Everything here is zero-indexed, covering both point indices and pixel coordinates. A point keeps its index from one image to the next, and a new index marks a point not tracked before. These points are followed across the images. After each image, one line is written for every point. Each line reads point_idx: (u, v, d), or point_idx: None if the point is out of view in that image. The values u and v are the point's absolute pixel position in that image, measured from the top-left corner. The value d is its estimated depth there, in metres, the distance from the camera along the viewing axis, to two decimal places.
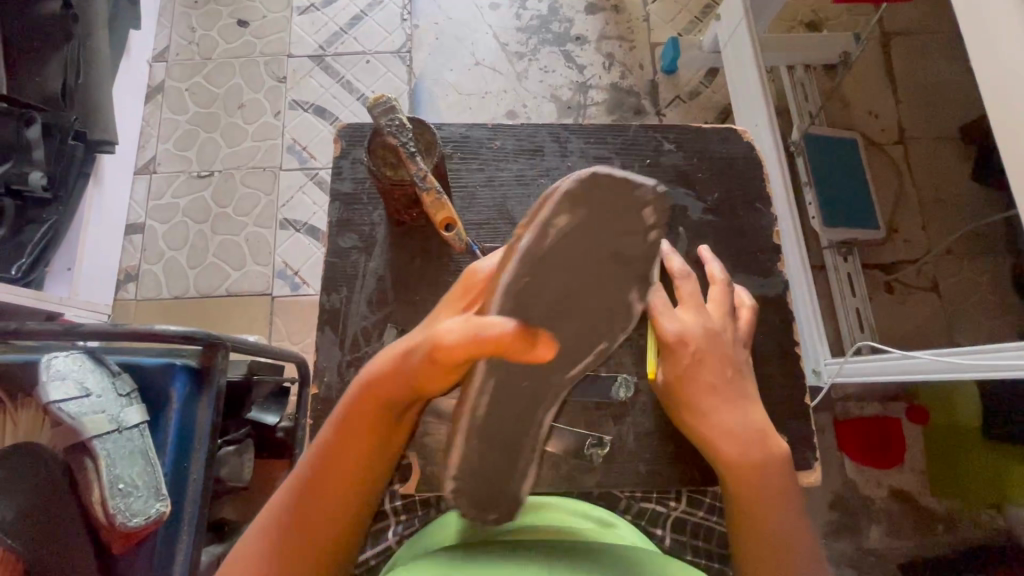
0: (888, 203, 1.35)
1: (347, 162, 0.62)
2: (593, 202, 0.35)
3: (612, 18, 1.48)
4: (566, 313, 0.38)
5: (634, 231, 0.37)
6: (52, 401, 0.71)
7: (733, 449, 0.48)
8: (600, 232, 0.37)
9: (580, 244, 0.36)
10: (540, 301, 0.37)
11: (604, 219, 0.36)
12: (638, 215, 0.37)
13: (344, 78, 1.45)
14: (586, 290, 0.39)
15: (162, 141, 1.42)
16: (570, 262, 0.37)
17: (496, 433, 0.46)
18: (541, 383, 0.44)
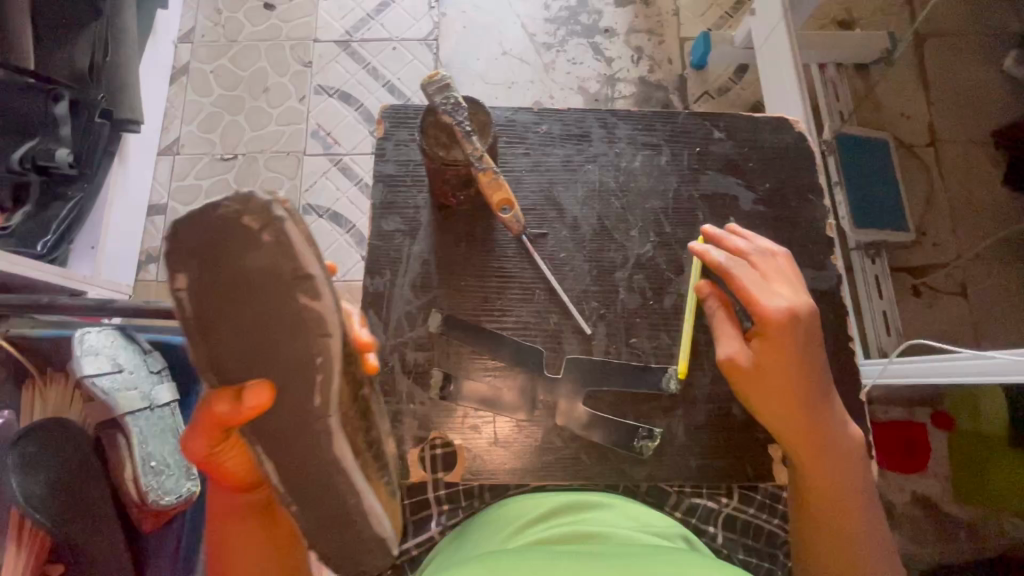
0: (918, 206, 1.33)
1: (391, 144, 0.61)
2: (186, 257, 0.38)
3: (641, 11, 1.46)
4: (259, 348, 0.41)
5: (246, 251, 0.38)
6: (85, 374, 0.69)
7: (823, 441, 0.50)
8: (223, 270, 0.39)
9: (223, 289, 0.39)
10: (228, 347, 0.42)
11: (209, 261, 0.38)
12: (242, 236, 0.38)
13: (370, 64, 1.44)
14: (264, 316, 0.41)
15: (186, 123, 1.42)
16: (227, 307, 0.40)
17: (305, 480, 0.46)
18: (304, 415, 0.44)
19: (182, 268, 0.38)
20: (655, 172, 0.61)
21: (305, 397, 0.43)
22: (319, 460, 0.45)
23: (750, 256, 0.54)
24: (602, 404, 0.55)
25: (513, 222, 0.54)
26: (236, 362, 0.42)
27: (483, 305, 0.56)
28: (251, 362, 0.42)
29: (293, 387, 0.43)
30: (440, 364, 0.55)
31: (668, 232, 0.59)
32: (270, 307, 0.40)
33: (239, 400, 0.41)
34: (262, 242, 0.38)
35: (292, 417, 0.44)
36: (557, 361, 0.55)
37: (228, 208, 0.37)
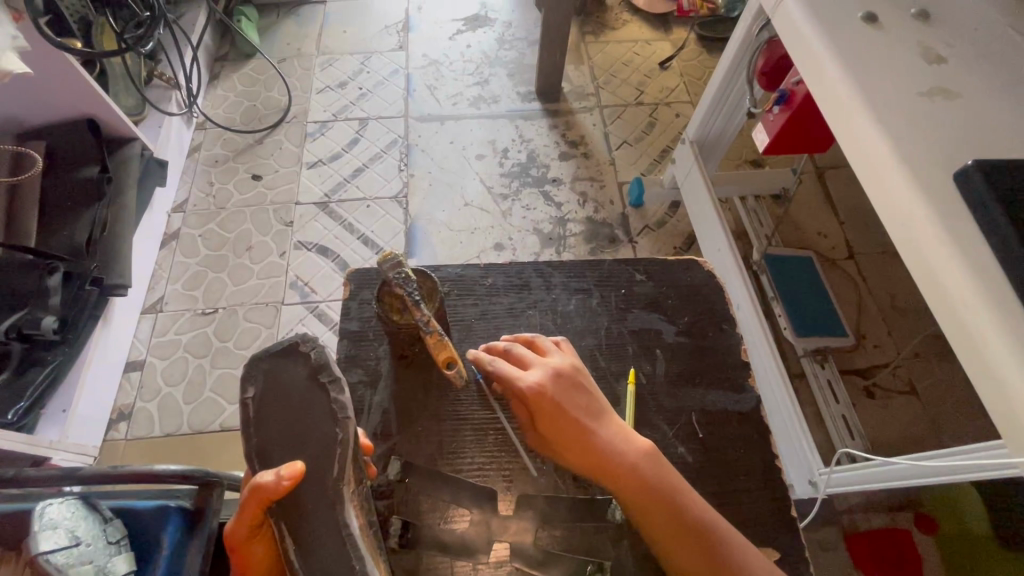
0: (853, 313, 1.45)
1: (355, 303, 0.69)
2: (257, 373, 0.52)
3: (582, 163, 1.70)
4: (294, 436, 0.50)
5: (295, 365, 0.53)
6: (40, 552, 0.67)
7: (654, 525, 0.51)
8: (279, 379, 0.52)
9: (275, 395, 0.51)
10: (274, 440, 0.50)
11: (271, 375, 0.52)
12: (298, 355, 0.53)
13: (346, 220, 1.60)
14: (302, 409, 0.51)
15: (171, 283, 1.52)
16: (277, 406, 0.51)
17: (318, 561, 0.47)
18: (322, 487, 0.49)
19: (253, 382, 0.52)
20: (587, 313, 0.70)
21: (327, 470, 0.49)
22: (328, 539, 0.48)
23: (523, 357, 0.59)
24: (555, 540, 0.57)
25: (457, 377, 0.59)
26: (275, 449, 0.50)
27: (438, 450, 0.60)
28: (291, 447, 0.50)
29: (319, 466, 0.49)
30: (399, 512, 0.57)
31: (603, 366, 0.66)
32: (302, 403, 0.51)
33: (279, 471, 0.47)
34: (309, 359, 0.53)
35: (316, 491, 0.49)
36: (509, 499, 0.58)
37: (293, 338, 0.53)
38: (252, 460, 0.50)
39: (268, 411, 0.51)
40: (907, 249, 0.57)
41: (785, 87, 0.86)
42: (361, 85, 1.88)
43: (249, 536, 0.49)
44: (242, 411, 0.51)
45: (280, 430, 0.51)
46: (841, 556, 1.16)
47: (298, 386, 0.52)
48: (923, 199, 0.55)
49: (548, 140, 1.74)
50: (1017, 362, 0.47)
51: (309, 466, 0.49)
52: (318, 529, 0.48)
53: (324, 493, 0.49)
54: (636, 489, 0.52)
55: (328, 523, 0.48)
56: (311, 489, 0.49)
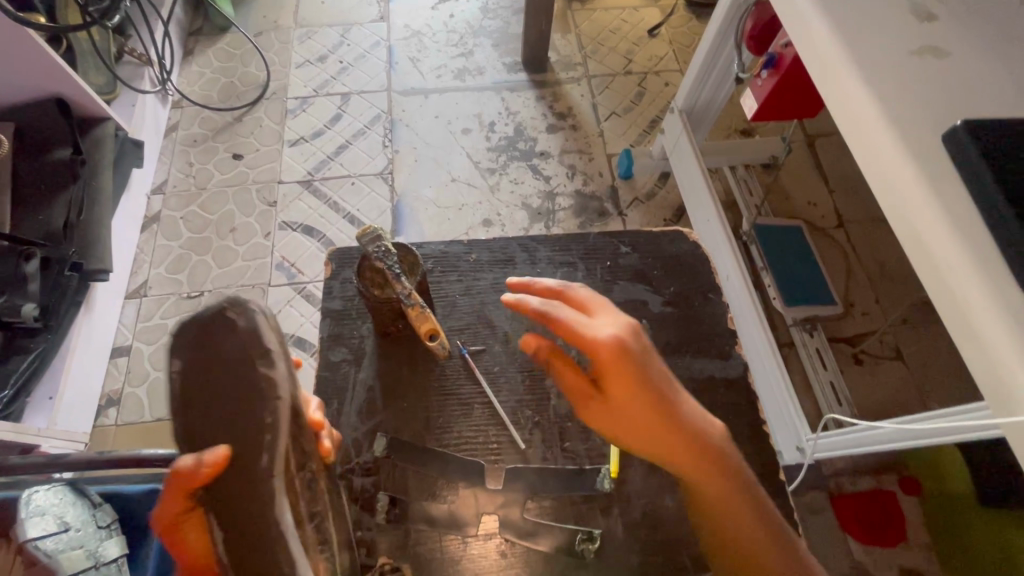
0: (841, 282, 1.46)
1: (337, 282, 0.68)
2: (184, 351, 0.52)
3: (570, 135, 1.67)
4: (221, 418, 0.50)
5: (224, 337, 0.52)
6: (28, 539, 0.67)
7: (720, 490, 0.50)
8: (207, 354, 0.51)
9: (202, 374, 0.51)
10: (202, 422, 0.50)
11: (198, 350, 0.52)
12: (225, 325, 0.52)
13: (331, 199, 1.57)
14: (231, 389, 0.51)
15: (154, 267, 1.49)
16: (202, 386, 0.51)
17: (244, 551, 0.47)
18: (250, 475, 0.48)
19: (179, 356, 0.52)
20: (573, 285, 0.69)
21: (255, 456, 0.49)
22: (257, 527, 0.47)
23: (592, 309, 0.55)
24: (544, 510, 0.57)
25: (440, 347, 0.59)
26: (207, 425, 0.50)
27: (424, 426, 0.60)
28: (219, 430, 0.50)
29: (248, 449, 0.49)
30: (386, 488, 0.57)
31: None
32: (230, 382, 0.51)
33: (201, 456, 0.47)
34: (237, 328, 0.52)
35: (244, 478, 0.48)
36: (498, 472, 0.58)
37: (218, 304, 0.52)
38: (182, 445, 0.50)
39: (195, 392, 0.51)
40: (894, 211, 0.56)
41: (773, 51, 0.84)
42: (341, 58, 1.82)
43: (179, 524, 0.49)
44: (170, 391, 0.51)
45: (210, 413, 0.50)
46: (828, 518, 1.19)
47: (224, 362, 0.51)
48: (911, 160, 0.54)
49: (535, 113, 1.71)
50: (1002, 323, 0.47)
51: (236, 450, 0.49)
52: (249, 514, 0.48)
53: (251, 479, 0.48)
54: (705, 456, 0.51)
55: (257, 511, 0.48)
56: (238, 474, 0.48)
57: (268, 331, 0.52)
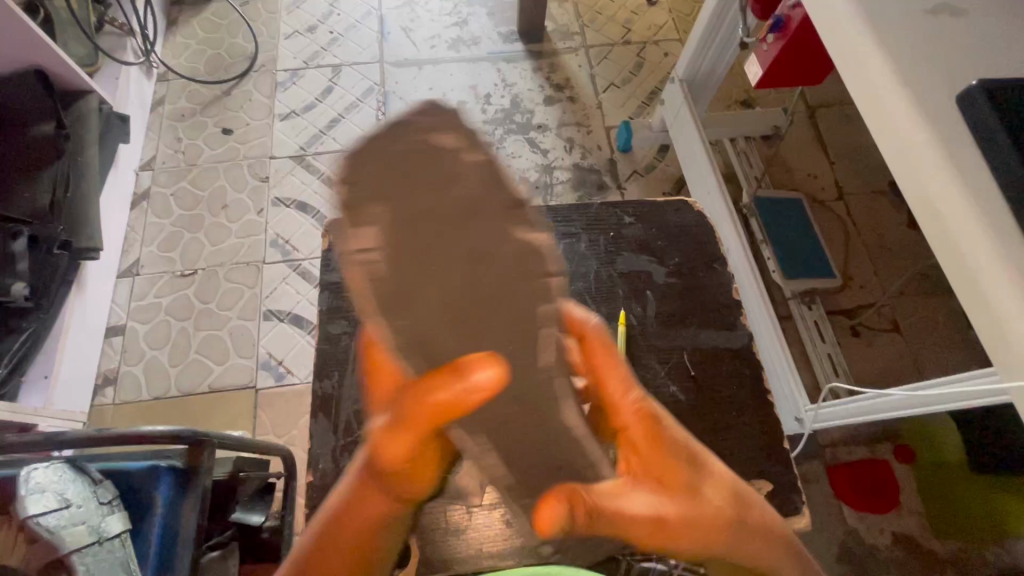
0: (840, 255, 1.45)
1: (335, 254, 0.66)
2: (381, 181, 0.38)
3: (568, 107, 1.63)
4: (494, 306, 0.38)
5: (466, 164, 0.40)
6: (29, 515, 0.67)
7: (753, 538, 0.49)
8: (432, 200, 0.38)
9: (410, 231, 0.38)
10: (411, 304, 0.38)
11: (414, 184, 0.39)
12: (444, 152, 0.40)
13: (325, 174, 1.54)
14: (491, 243, 0.39)
15: (146, 245, 1.46)
16: (429, 239, 0.38)
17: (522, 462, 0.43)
18: (522, 382, 0.41)
19: (366, 202, 0.38)
20: (576, 256, 0.68)
21: (531, 356, 0.40)
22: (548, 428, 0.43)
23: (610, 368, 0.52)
24: None
25: None
26: (420, 307, 0.38)
27: None
28: (444, 312, 0.37)
29: (527, 343, 0.40)
30: None
31: (593, 309, 0.65)
32: (488, 234, 0.39)
33: (474, 377, 0.37)
34: (488, 159, 0.41)
35: (521, 380, 0.40)
36: None
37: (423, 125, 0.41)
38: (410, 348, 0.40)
39: (412, 239, 0.38)
40: (905, 176, 0.55)
41: (781, 13, 0.81)
42: (332, 28, 1.76)
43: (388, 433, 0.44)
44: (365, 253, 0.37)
45: (457, 285, 0.38)
46: (824, 487, 1.21)
47: (436, 203, 0.38)
48: (924, 122, 0.53)
49: (532, 84, 1.66)
50: (1013, 287, 0.47)
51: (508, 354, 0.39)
52: (528, 426, 0.42)
53: (525, 386, 0.41)
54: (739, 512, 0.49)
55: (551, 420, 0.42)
56: (516, 376, 0.40)
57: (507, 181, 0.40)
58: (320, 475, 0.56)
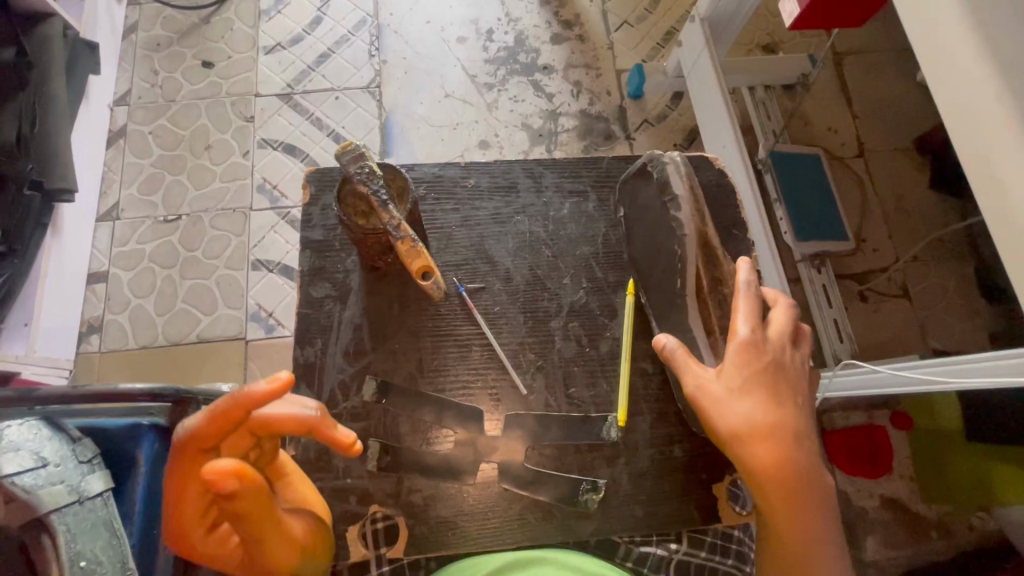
0: (855, 216, 1.39)
1: (318, 208, 0.60)
2: (624, 197, 0.61)
3: (577, 46, 1.51)
4: (650, 256, 0.57)
5: (647, 184, 0.57)
6: (3, 475, 0.63)
7: (779, 495, 0.45)
8: (637, 198, 0.58)
9: (636, 213, 0.59)
10: (637, 255, 0.59)
11: (630, 200, 0.60)
12: (646, 176, 0.57)
13: (313, 115, 1.44)
14: (653, 224, 0.56)
15: (126, 187, 1.38)
16: (637, 221, 0.58)
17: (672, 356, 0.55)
18: (664, 303, 0.56)
19: (620, 205, 0.62)
20: (582, 216, 0.62)
21: (672, 281, 0.54)
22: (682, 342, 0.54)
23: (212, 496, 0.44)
24: (545, 459, 0.53)
25: (434, 287, 0.54)
26: (640, 255, 0.58)
27: (418, 369, 0.55)
28: (650, 256, 0.57)
29: (667, 280, 0.55)
30: (376, 435, 0.53)
31: (600, 276, 0.60)
32: (652, 219, 0.56)
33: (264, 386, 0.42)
34: (653, 178, 0.56)
35: (664, 303, 0.56)
36: (496, 419, 0.54)
37: (644, 159, 0.58)
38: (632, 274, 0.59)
39: (633, 225, 0.59)
40: (972, 149, 0.51)
41: None
42: None
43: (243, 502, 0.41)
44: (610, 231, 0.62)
45: (643, 247, 0.58)
46: None
47: (642, 202, 0.58)
48: (1001, 86, 0.47)
49: (539, 20, 1.53)
50: None
51: (664, 280, 0.55)
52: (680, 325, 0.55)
53: (665, 307, 0.56)
54: (775, 466, 0.45)
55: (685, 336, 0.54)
56: (661, 297, 0.56)
57: (676, 178, 0.54)
58: (302, 447, 0.53)
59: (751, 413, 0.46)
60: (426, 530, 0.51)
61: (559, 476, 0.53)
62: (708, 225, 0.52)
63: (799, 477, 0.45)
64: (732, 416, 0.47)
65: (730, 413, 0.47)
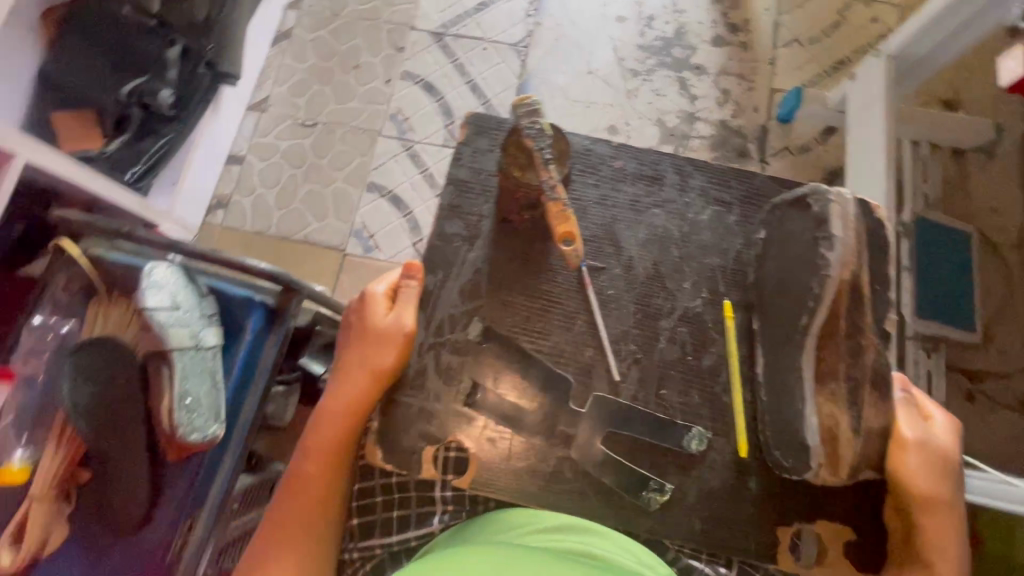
0: (991, 310, 1.25)
1: (468, 150, 0.63)
2: (774, 222, 0.58)
3: (736, 54, 1.43)
4: (779, 284, 0.54)
5: (801, 213, 0.55)
6: (146, 306, 0.74)
7: (948, 552, 0.50)
8: (787, 226, 0.56)
9: (779, 240, 0.56)
10: (767, 281, 0.56)
11: (778, 224, 0.57)
12: (803, 207, 0.54)
13: (458, 60, 1.48)
14: (794, 256, 0.53)
15: (278, 85, 1.49)
16: (778, 247, 0.56)
17: (771, 382, 0.54)
18: (778, 331, 0.54)
19: (766, 227, 0.59)
20: (718, 228, 0.61)
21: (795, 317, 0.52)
22: (783, 377, 0.53)
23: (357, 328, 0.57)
24: (620, 446, 0.54)
25: (573, 257, 0.54)
26: (770, 280, 0.56)
27: (523, 323, 0.57)
28: (779, 286, 0.54)
29: (790, 311, 0.52)
30: (470, 374, 0.56)
31: (721, 291, 0.58)
32: (796, 249, 0.53)
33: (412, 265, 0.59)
34: (810, 212, 0.53)
35: (778, 332, 0.54)
36: (585, 395, 0.55)
37: (806, 189, 0.55)
38: (752, 300, 0.57)
39: (771, 250, 0.57)
40: None
41: None
42: None
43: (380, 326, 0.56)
44: (747, 250, 0.60)
45: (773, 274, 0.56)
46: None
47: (790, 231, 0.55)
48: None
49: (704, 17, 1.46)
50: None
51: (787, 309, 0.53)
52: (786, 359, 0.53)
53: (778, 334, 0.54)
54: (952, 526, 0.51)
55: (789, 371, 0.52)
56: (776, 327, 0.54)
57: (839, 217, 0.51)
58: (402, 364, 0.56)
59: (953, 478, 0.51)
60: (495, 473, 0.53)
61: (632, 468, 0.53)
62: (860, 273, 0.50)
63: (963, 542, 0.51)
64: (937, 478, 0.50)
65: (944, 470, 0.51)
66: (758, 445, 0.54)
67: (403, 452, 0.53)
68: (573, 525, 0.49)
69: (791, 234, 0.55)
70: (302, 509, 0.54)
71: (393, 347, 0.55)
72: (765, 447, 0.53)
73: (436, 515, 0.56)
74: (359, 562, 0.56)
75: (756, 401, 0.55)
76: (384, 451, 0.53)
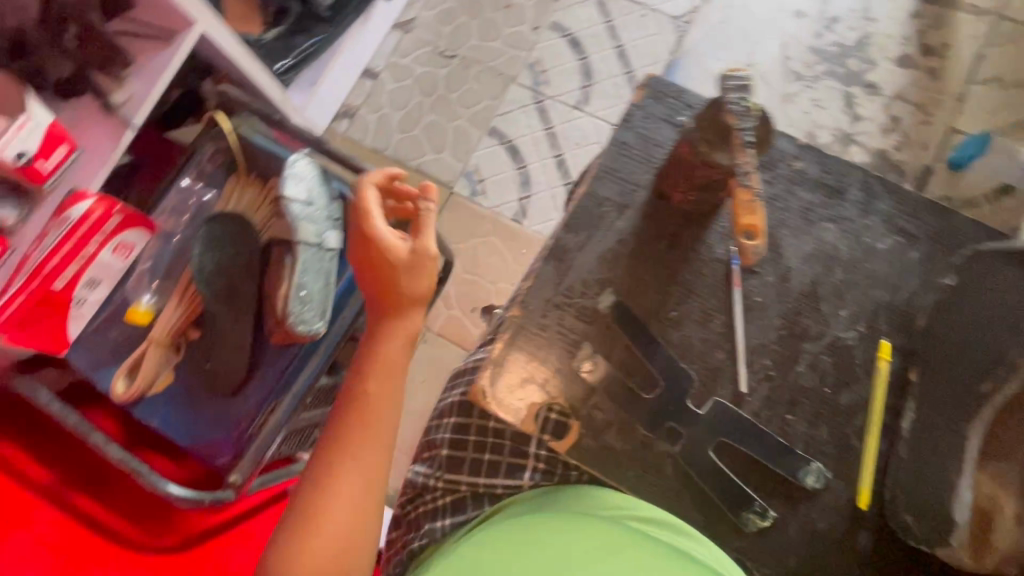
0: None
1: (640, 114, 0.60)
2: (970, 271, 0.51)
3: (920, 80, 1.28)
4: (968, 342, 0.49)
5: (1009, 271, 0.49)
6: (286, 194, 0.77)
7: None
8: (989, 278, 0.50)
9: (977, 292, 0.50)
10: (948, 335, 0.50)
11: (976, 274, 0.51)
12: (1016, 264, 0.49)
13: (612, 22, 1.40)
14: (998, 314, 0.48)
15: (426, 8, 1.46)
16: (976, 300, 0.50)
17: (922, 445, 0.48)
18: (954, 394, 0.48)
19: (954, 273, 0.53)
20: (895, 262, 0.55)
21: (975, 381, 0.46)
22: (942, 443, 0.47)
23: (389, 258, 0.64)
24: (729, 457, 0.51)
25: (750, 251, 0.53)
26: (953, 335, 0.50)
27: (658, 306, 0.54)
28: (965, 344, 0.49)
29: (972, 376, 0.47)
30: (591, 343, 0.54)
31: (880, 328, 0.54)
32: (1003, 307, 0.48)
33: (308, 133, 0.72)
34: None
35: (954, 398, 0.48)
36: (703, 397, 0.53)
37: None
38: (916, 348, 0.52)
39: (963, 301, 0.50)
40: None
41: None
42: None
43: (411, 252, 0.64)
44: (924, 294, 0.54)
45: (960, 328, 0.50)
46: None
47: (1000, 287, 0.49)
48: None
49: (896, 31, 1.31)
50: None
51: (968, 370, 0.48)
52: (953, 426, 0.47)
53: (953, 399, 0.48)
54: None
55: (955, 442, 0.46)
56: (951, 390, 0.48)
57: None
58: (524, 316, 0.55)
59: None
60: (594, 448, 0.52)
61: (742, 484, 0.50)
62: None
63: None
64: None
65: None
66: (880, 502, 0.50)
67: (510, 403, 0.52)
68: (661, 520, 0.48)
69: (986, 289, 0.49)
70: (357, 433, 0.58)
71: (425, 271, 0.64)
72: (891, 510, 0.49)
73: (527, 471, 0.54)
74: (439, 491, 0.57)
75: (898, 461, 0.49)
76: (493, 394, 0.53)
